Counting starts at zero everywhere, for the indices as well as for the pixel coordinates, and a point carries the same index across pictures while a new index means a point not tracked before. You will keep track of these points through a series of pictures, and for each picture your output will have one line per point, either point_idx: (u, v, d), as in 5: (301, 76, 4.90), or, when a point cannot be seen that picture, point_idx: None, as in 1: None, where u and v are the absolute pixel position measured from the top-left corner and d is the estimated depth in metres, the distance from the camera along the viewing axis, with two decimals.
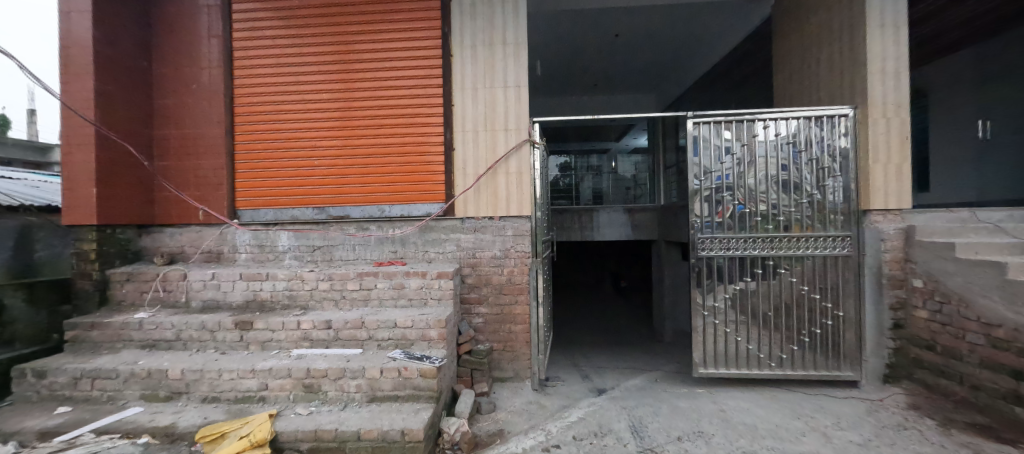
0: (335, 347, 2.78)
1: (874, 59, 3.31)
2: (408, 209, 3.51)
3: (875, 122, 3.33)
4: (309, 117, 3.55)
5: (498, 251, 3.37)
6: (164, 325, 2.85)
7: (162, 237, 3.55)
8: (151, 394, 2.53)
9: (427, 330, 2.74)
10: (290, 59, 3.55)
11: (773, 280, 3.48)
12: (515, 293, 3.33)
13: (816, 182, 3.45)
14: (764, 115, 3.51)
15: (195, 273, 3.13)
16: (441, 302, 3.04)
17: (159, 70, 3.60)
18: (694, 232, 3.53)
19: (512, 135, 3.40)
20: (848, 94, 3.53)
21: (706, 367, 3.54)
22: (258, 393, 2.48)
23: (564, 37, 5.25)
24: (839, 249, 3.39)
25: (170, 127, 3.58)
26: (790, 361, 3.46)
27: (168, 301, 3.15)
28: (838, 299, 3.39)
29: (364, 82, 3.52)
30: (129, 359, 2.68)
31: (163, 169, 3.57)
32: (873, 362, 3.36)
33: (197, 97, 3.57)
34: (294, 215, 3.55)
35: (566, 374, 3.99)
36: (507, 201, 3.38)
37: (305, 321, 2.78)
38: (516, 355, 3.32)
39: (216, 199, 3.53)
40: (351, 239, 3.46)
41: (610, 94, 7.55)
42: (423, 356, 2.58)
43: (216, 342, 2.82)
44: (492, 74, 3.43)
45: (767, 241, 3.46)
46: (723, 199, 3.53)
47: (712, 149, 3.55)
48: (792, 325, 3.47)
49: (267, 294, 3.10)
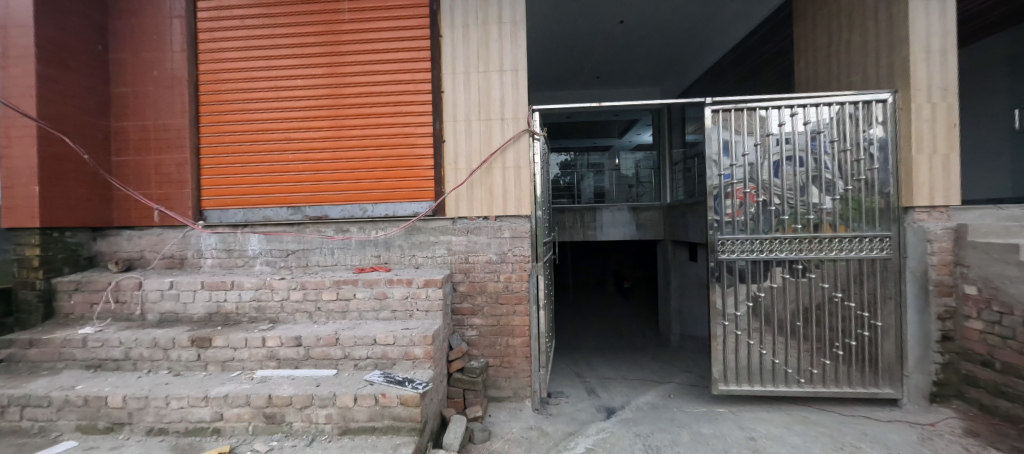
0: (305, 367, 2.41)
1: (917, 37, 2.93)
2: (393, 208, 3.15)
3: (919, 108, 2.95)
4: (283, 107, 3.18)
5: (494, 255, 3.00)
6: (111, 343, 2.49)
7: (120, 242, 3.20)
8: (88, 425, 2.17)
9: (412, 347, 2.39)
10: (262, 43, 3.18)
11: (801, 286, 3.11)
12: (513, 301, 2.97)
13: (850, 175, 3.09)
14: (791, 101, 3.14)
15: (151, 283, 2.77)
16: (428, 314, 2.67)
17: (117, 55, 3.25)
18: (712, 233, 3.16)
19: (508, 125, 3.03)
20: (885, 77, 3.15)
21: (727, 383, 3.18)
22: (212, 424, 2.12)
23: (564, 25, 4.90)
24: (876, 251, 3.03)
25: (130, 119, 3.23)
26: (821, 377, 3.10)
27: (120, 314, 2.78)
28: (876, 307, 3.02)
29: (346, 67, 3.15)
30: (66, 383, 2.32)
31: (122, 166, 3.23)
32: (916, 378, 2.99)
33: (158, 85, 3.21)
34: (266, 215, 3.19)
35: (570, 389, 3.64)
36: (504, 199, 3.01)
37: (271, 338, 2.42)
38: (514, 372, 2.96)
39: (179, 199, 3.17)
40: (329, 242, 3.11)
41: (612, 87, 7.15)
42: (405, 380, 2.21)
43: (170, 362, 2.46)
44: (487, 57, 3.06)
45: (796, 243, 3.10)
46: (745, 195, 3.16)
47: (733, 140, 3.19)
48: (823, 335, 3.11)
49: (232, 305, 2.74)
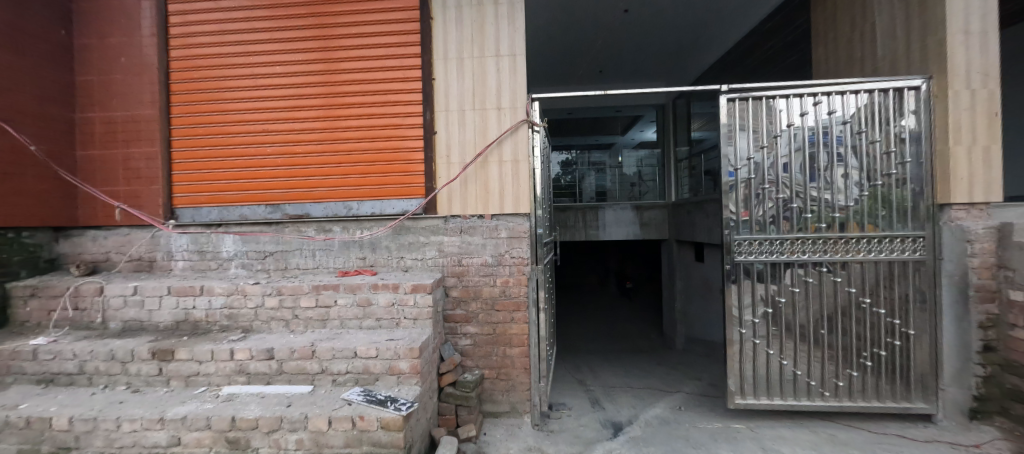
0: (278, 383, 2.16)
1: (955, 17, 2.65)
2: (380, 206, 2.88)
3: (957, 94, 2.66)
4: (261, 96, 2.93)
5: (489, 258, 2.75)
6: (64, 355, 2.25)
7: (84, 242, 2.97)
8: (30, 450, 1.92)
9: (397, 361, 2.13)
10: (238, 27, 2.93)
11: (824, 290, 2.87)
12: (511, 308, 2.71)
13: (878, 171, 2.84)
14: (814, 89, 2.88)
15: (114, 288, 2.53)
16: (416, 323, 2.42)
17: (83, 41, 3.00)
18: (727, 233, 2.91)
19: (505, 115, 2.78)
20: (917, 62, 2.87)
21: (744, 397, 2.93)
22: (169, 450, 1.87)
23: (565, 17, 4.62)
24: (908, 252, 2.77)
25: (96, 110, 2.99)
26: (847, 390, 2.86)
27: (80, 322, 2.54)
28: (907, 314, 2.77)
29: (329, 52, 2.90)
30: (10, 401, 2.07)
31: (88, 160, 2.99)
32: (953, 392, 2.72)
33: (126, 72, 2.97)
34: (241, 214, 2.93)
35: (573, 399, 3.40)
36: (500, 196, 2.76)
37: (240, 350, 2.17)
38: (512, 385, 2.71)
39: (149, 196, 2.93)
40: (310, 243, 2.87)
41: (615, 82, 6.83)
42: (388, 399, 1.96)
43: (129, 377, 2.22)
44: (482, 40, 2.81)
45: (820, 244, 2.85)
46: (763, 192, 2.92)
47: (750, 133, 2.94)
48: (849, 344, 2.86)
49: (201, 313, 2.49)
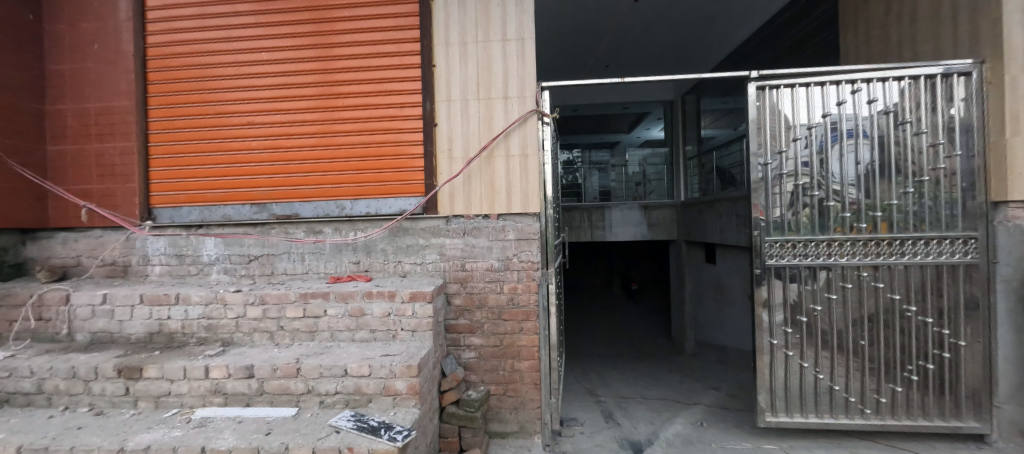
0: (259, 405, 1.91)
1: None
2: (375, 205, 2.62)
3: (1015, 80, 2.32)
4: (246, 85, 2.69)
5: (496, 262, 2.50)
6: (20, 372, 2.01)
7: (53, 246, 2.73)
8: None
9: (392, 381, 1.88)
10: (221, 11, 2.70)
11: (864, 296, 2.61)
12: (519, 318, 2.46)
13: (922, 165, 2.58)
14: (852, 75, 2.63)
15: (81, 296, 2.30)
16: (414, 335, 2.17)
17: (54, 26, 2.77)
18: (756, 234, 2.65)
19: (513, 104, 2.53)
20: (965, 45, 2.57)
21: (775, 413, 2.68)
22: None
23: (573, 8, 4.38)
24: (958, 255, 2.50)
25: (68, 102, 2.75)
26: (890, 407, 2.60)
27: (44, 334, 2.31)
28: (957, 323, 2.51)
29: (320, 37, 2.65)
30: None
31: (59, 157, 2.75)
32: (1009, 411, 2.44)
33: (101, 61, 2.73)
34: (224, 214, 2.68)
35: (585, 413, 3.15)
36: (507, 193, 2.51)
37: (216, 368, 1.93)
38: (521, 402, 2.45)
39: (124, 196, 2.69)
40: (299, 246, 2.63)
41: (624, 75, 6.61)
42: (381, 426, 1.71)
43: (92, 397, 1.97)
44: (488, 22, 2.55)
45: (859, 246, 2.59)
46: (795, 188, 2.67)
47: (781, 125, 2.69)
48: (892, 356, 2.61)
49: (177, 324, 2.25)
